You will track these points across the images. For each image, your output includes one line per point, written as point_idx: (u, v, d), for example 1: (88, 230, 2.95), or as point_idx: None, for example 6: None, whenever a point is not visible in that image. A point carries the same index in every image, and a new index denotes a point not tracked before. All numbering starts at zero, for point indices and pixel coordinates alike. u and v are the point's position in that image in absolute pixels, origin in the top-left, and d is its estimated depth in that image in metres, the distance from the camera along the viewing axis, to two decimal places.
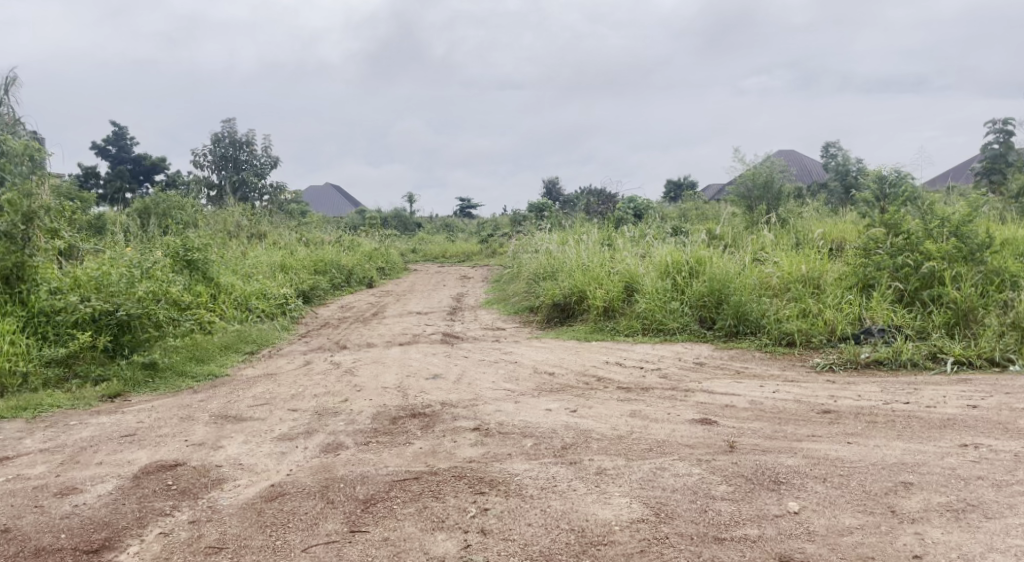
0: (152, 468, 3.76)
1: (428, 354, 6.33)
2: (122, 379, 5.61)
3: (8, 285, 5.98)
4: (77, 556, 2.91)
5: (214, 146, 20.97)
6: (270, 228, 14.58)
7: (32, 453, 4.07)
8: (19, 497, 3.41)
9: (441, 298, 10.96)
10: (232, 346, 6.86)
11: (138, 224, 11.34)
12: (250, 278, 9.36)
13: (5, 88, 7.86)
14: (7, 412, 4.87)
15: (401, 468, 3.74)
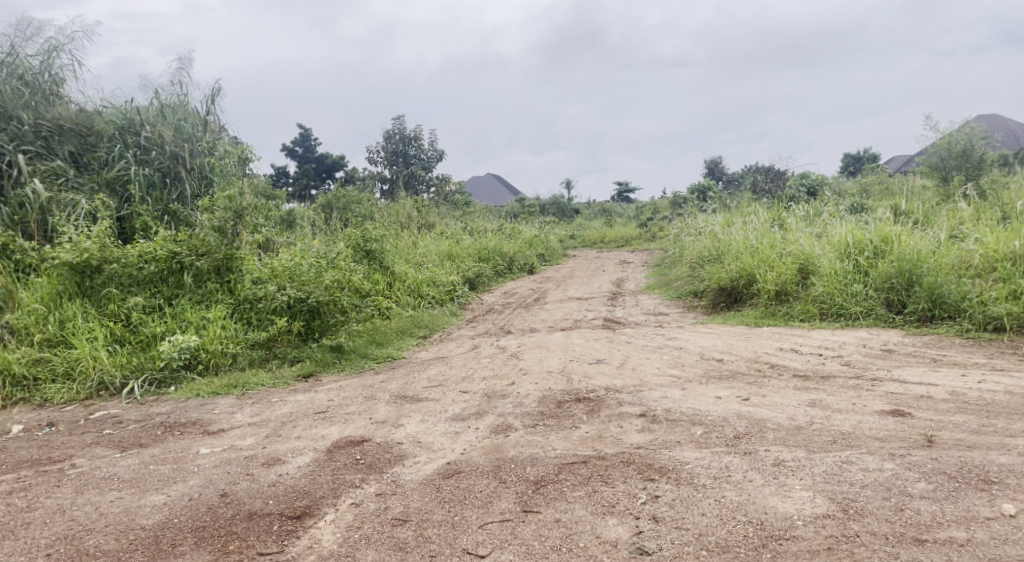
0: (342, 443, 4.07)
1: (591, 340, 6.35)
2: (314, 360, 6.13)
3: (219, 275, 6.67)
4: (284, 520, 3.19)
5: (385, 143, 22.22)
6: (438, 218, 15.24)
7: (242, 426, 4.54)
8: (234, 465, 3.81)
9: (601, 283, 10.95)
10: (407, 329, 7.29)
11: (321, 218, 12.29)
12: (421, 266, 9.85)
13: (212, 99, 8.76)
14: (221, 389, 5.47)
15: (570, 451, 3.78)
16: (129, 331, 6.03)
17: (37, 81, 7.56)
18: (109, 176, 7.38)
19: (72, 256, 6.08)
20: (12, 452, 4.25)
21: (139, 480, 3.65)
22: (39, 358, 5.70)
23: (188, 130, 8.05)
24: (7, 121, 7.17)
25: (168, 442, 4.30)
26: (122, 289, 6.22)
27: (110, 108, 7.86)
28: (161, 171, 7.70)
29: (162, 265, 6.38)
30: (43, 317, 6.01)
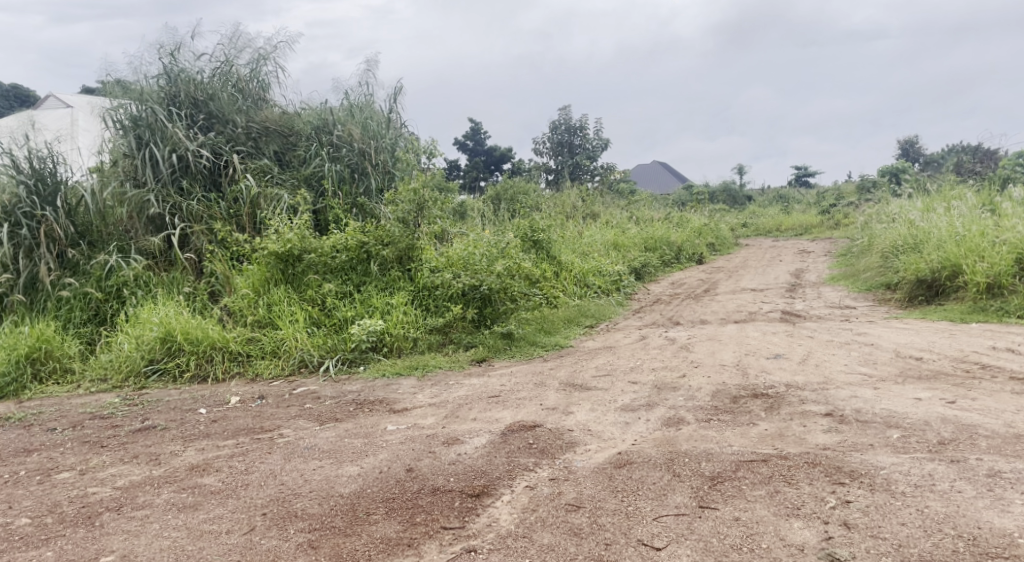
0: (516, 427, 4.18)
1: (769, 333, 6.05)
2: (487, 346, 6.35)
3: (401, 264, 7.07)
4: (464, 497, 3.34)
5: (552, 133, 22.45)
6: (603, 207, 15.17)
7: (423, 406, 4.79)
8: (417, 442, 4.04)
9: (778, 273, 10.40)
10: (574, 318, 7.34)
11: (490, 209, 12.65)
12: (588, 256, 9.87)
13: (395, 97, 9.29)
14: (403, 370, 5.82)
15: (748, 448, 3.64)
16: (324, 315, 6.57)
17: (248, 87, 8.38)
18: (307, 173, 8.05)
19: (277, 246, 6.73)
20: (231, 420, 4.77)
21: (335, 451, 3.96)
22: (251, 337, 6.35)
23: (374, 128, 8.59)
24: (224, 124, 8.02)
25: (359, 418, 4.63)
26: (318, 276, 6.79)
27: (307, 109, 8.56)
28: (350, 167, 8.28)
29: (353, 254, 6.89)
30: (254, 301, 6.68)
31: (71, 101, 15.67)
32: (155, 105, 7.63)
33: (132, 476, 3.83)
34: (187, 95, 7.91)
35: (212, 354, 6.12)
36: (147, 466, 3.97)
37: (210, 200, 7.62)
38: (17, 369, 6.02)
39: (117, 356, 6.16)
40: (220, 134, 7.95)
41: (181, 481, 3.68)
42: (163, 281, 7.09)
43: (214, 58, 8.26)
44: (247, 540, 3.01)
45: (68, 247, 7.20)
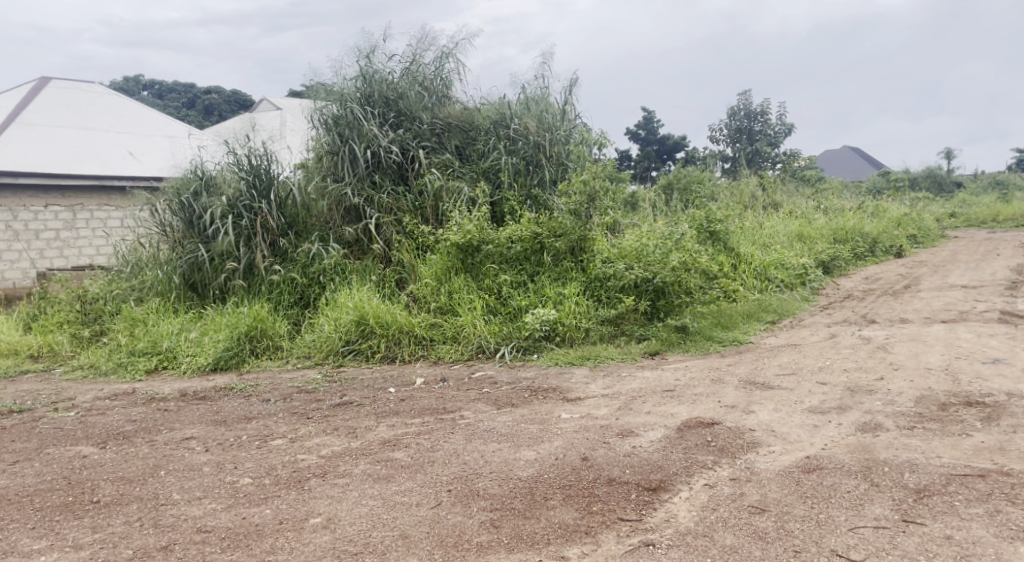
0: (693, 423, 4.08)
1: (983, 335, 5.43)
2: (660, 339, 6.23)
3: (574, 255, 7.11)
4: (641, 490, 3.30)
5: (730, 120, 21.51)
6: (786, 196, 14.32)
7: (597, 397, 4.80)
8: (591, 432, 4.05)
9: (995, 269, 9.30)
10: (754, 313, 7.00)
11: (663, 200, 12.39)
12: (769, 248, 9.37)
13: (570, 89, 9.32)
14: (577, 359, 5.86)
15: (960, 461, 3.30)
16: (500, 303, 6.76)
17: (432, 85, 8.76)
18: (485, 166, 8.32)
19: (458, 237, 7.02)
20: (416, 400, 5.05)
21: (513, 436, 4.07)
22: (434, 323, 6.68)
23: (549, 121, 8.69)
24: (411, 121, 8.48)
25: (534, 405, 4.72)
26: (496, 266, 7.01)
27: (487, 104, 8.83)
28: (526, 159, 8.45)
29: (527, 245, 7.04)
30: (436, 288, 7.02)
31: (279, 104, 17.27)
32: (352, 105, 8.22)
33: (333, 447, 4.18)
34: (380, 94, 8.44)
35: (399, 338, 6.52)
36: (346, 439, 4.30)
37: (398, 193, 8.11)
38: (238, 345, 6.76)
39: (318, 336, 6.73)
40: (408, 131, 8.42)
41: (374, 454, 3.95)
42: (356, 268, 7.64)
43: (403, 58, 8.75)
44: (435, 514, 3.16)
45: (278, 236, 7.96)
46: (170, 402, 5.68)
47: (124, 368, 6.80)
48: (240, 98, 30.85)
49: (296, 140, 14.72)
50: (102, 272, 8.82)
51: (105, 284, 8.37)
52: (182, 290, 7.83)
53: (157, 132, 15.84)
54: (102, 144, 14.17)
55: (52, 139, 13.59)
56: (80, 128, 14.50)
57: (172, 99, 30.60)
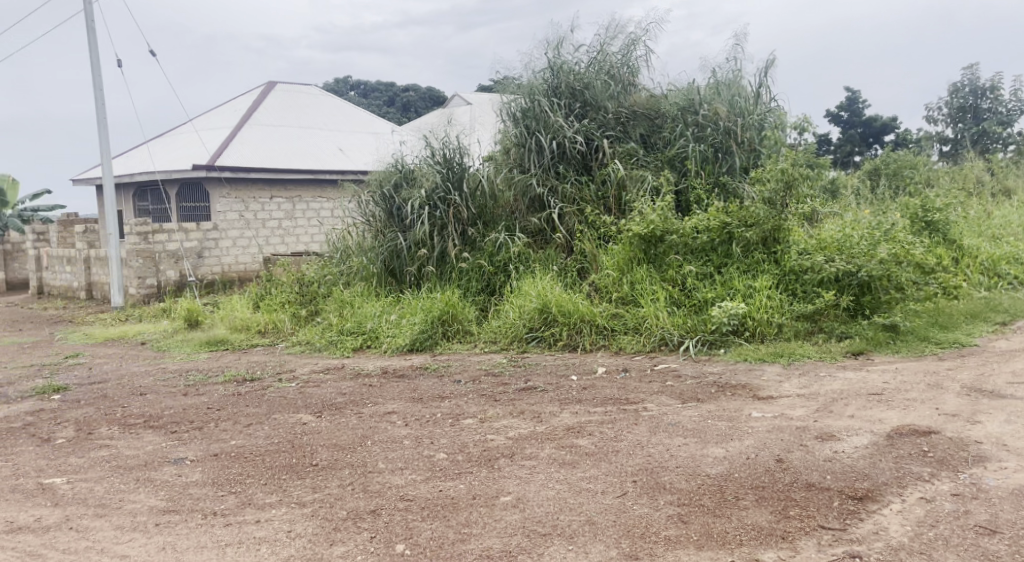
0: (905, 431, 3.74)
1: None
2: (864, 338, 5.76)
3: (766, 246, 6.76)
4: (845, 498, 3.08)
5: (951, 98, 19.29)
6: (1020, 181, 12.62)
7: (792, 396, 4.54)
8: (787, 433, 3.84)
9: None
10: (979, 314, 6.27)
11: (868, 187, 11.41)
12: (998, 240, 8.33)
13: (765, 70, 8.83)
14: (768, 356, 5.58)
15: None
16: (684, 295, 6.59)
17: (618, 73, 8.70)
18: (671, 154, 8.13)
19: (641, 227, 6.93)
20: (599, 389, 5.07)
21: (700, 431, 3.97)
22: (616, 313, 6.65)
23: (741, 105, 8.29)
24: (597, 111, 8.47)
25: (722, 401, 4.56)
26: (680, 257, 6.85)
27: (674, 90, 8.61)
28: (714, 146, 8.15)
29: (715, 235, 6.79)
30: (619, 279, 6.98)
31: (470, 99, 17.97)
32: (539, 97, 8.36)
33: (520, 429, 4.30)
34: (566, 85, 8.51)
35: (581, 327, 6.56)
36: (532, 423, 4.41)
37: (582, 183, 8.15)
38: (431, 328, 7.15)
39: (504, 323, 6.96)
40: (593, 121, 8.42)
41: (559, 440, 4.02)
42: (540, 257, 7.79)
43: (590, 48, 8.75)
44: (621, 504, 3.16)
45: (468, 226, 8.31)
46: (374, 378, 6.15)
47: (334, 345, 7.45)
48: (435, 94, 32.45)
49: (486, 133, 15.24)
50: (316, 258, 9.70)
51: (319, 268, 9.20)
52: (383, 276, 8.42)
53: (364, 129, 17.13)
54: (317, 141, 15.57)
55: (275, 137, 15.13)
56: (299, 127, 16.02)
57: (376, 97, 32.88)
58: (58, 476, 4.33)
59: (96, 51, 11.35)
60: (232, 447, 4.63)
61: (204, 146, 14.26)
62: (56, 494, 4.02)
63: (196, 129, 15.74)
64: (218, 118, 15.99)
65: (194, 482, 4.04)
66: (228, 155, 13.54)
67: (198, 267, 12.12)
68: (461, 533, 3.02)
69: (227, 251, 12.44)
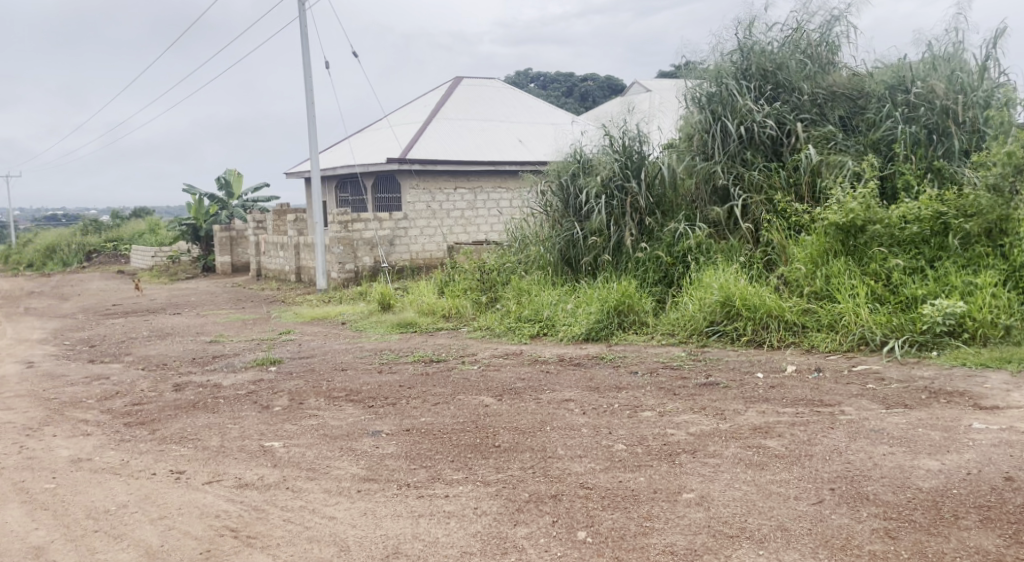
0: None
1: None
2: None
3: (991, 238, 6.04)
4: None
5: None
6: None
7: (1022, 408, 4.01)
8: (1017, 450, 3.40)
9: None
10: None
11: None
12: None
13: (993, 40, 7.86)
14: (992, 361, 4.98)
15: None
16: (889, 291, 6.04)
17: (815, 51, 8.16)
18: (875, 138, 7.49)
19: (839, 217, 6.45)
20: (790, 388, 4.79)
21: (909, 440, 3.62)
22: (808, 309, 6.24)
23: (963, 80, 7.44)
24: (791, 93, 7.98)
25: (935, 409, 4.14)
26: (885, 249, 6.29)
27: (882, 68, 7.91)
28: (928, 128, 7.39)
29: (927, 226, 6.22)
30: (811, 272, 6.53)
31: (653, 86, 17.62)
32: (727, 81, 8.01)
33: (703, 425, 4.17)
34: (757, 67, 8.09)
35: (767, 322, 6.23)
36: (715, 420, 4.26)
37: (771, 169, 7.71)
38: (608, 318, 7.12)
39: (683, 315, 6.77)
40: (785, 104, 7.95)
41: (746, 439, 3.85)
42: (723, 248, 7.48)
43: (785, 26, 8.25)
44: (817, 511, 2.96)
45: (647, 215, 8.16)
46: (552, 365, 6.25)
47: (512, 332, 7.65)
48: (614, 83, 32.25)
49: (669, 119, 14.89)
50: (496, 247, 9.98)
51: (498, 257, 9.47)
52: (560, 265, 8.50)
53: (545, 120, 17.38)
54: (500, 133, 16.03)
55: (461, 129, 15.75)
56: (484, 120, 16.57)
57: (557, 87, 33.24)
58: (275, 440, 4.81)
59: (307, 54, 12.43)
60: (422, 423, 4.90)
61: (398, 141, 15.16)
62: (273, 456, 4.47)
63: (391, 124, 16.77)
64: (409, 113, 16.93)
65: (389, 455, 4.33)
66: (419, 149, 14.30)
67: (391, 254, 12.97)
68: (643, 526, 2.98)
69: (415, 239, 13.17)
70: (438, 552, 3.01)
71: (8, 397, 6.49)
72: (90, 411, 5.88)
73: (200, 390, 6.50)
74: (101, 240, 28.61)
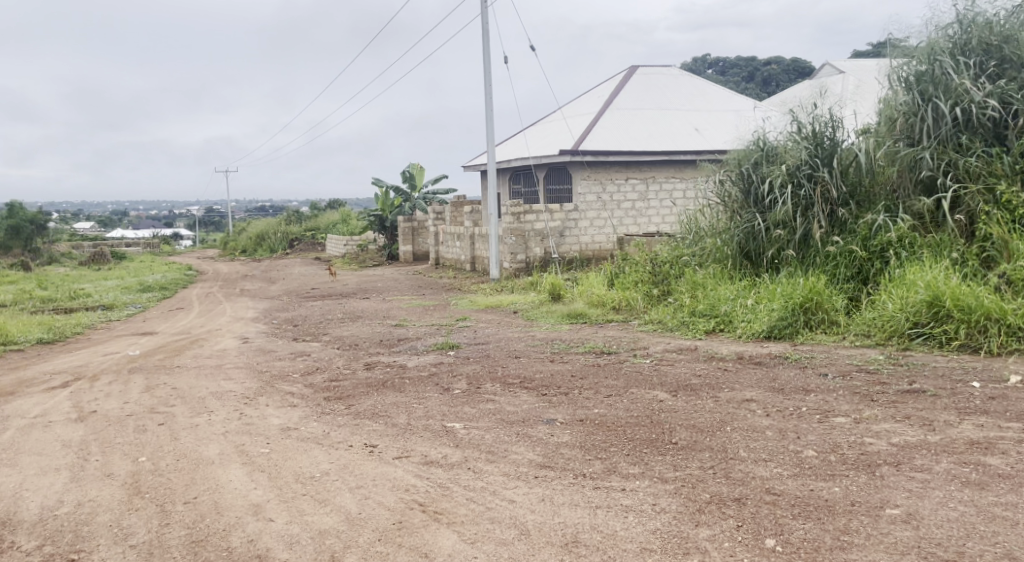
0: None
1: None
2: None
3: None
4: None
5: None
6: None
7: None
8: None
9: None
10: None
11: None
12: None
13: None
14: None
15: None
16: None
17: None
18: None
19: None
20: (1012, 401, 4.26)
21: None
22: None
23: None
24: (1019, 68, 7.08)
25: None
26: None
27: None
28: None
29: None
30: None
31: (847, 67, 16.38)
32: (942, 58, 7.24)
33: (906, 436, 3.82)
34: (978, 41, 7.26)
35: (985, 326, 5.58)
36: (921, 431, 3.89)
37: (992, 155, 6.88)
38: (793, 316, 6.71)
39: (882, 315, 6.25)
40: (1013, 81, 7.05)
41: (960, 454, 3.48)
42: (930, 243, 6.80)
43: None
44: None
45: (839, 206, 7.60)
46: (729, 362, 6.00)
47: (686, 327, 7.43)
48: (801, 65, 30.38)
49: (866, 102, 13.77)
50: (670, 239, 9.74)
51: (672, 249, 9.22)
52: (739, 258, 8.13)
53: (726, 107, 16.69)
54: (677, 122, 15.61)
55: (637, 119, 15.54)
56: (660, 109, 16.21)
57: (736, 72, 31.89)
58: (456, 421, 5.02)
59: (487, 49, 12.81)
60: (596, 414, 4.89)
61: (571, 132, 15.23)
62: (455, 436, 4.67)
63: (565, 116, 16.87)
64: (584, 104, 16.95)
65: (564, 443, 4.37)
66: (592, 140, 14.26)
67: (561, 245, 13.13)
68: (841, 540, 2.79)
69: (585, 231, 13.23)
70: (618, 545, 2.99)
71: (228, 368, 7.29)
72: (295, 384, 6.47)
73: (387, 370, 6.93)
74: (301, 230, 31.32)
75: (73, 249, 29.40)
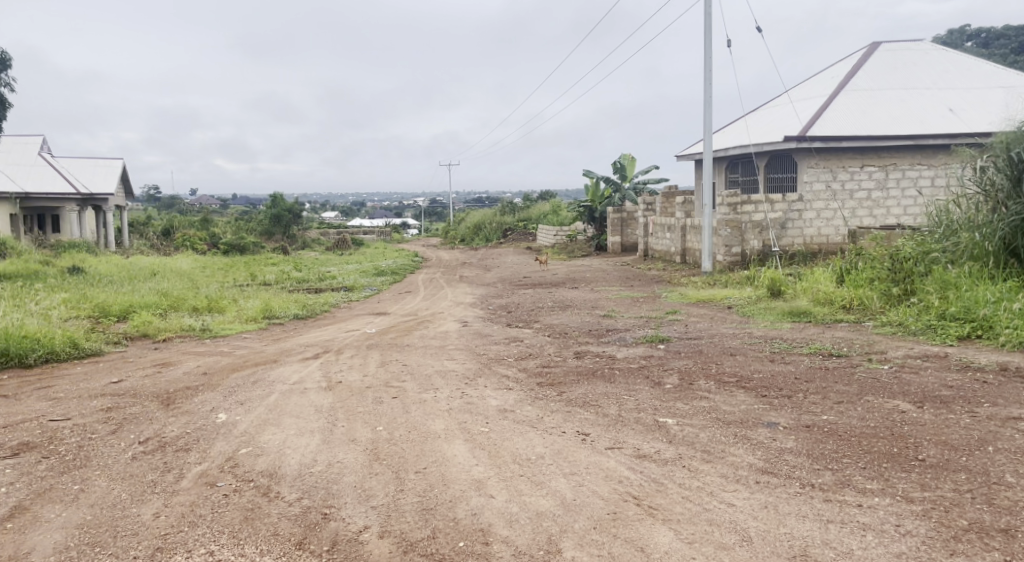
0: None
1: None
2: None
3: None
4: None
5: None
6: None
7: None
8: None
9: None
10: None
11: None
12: None
13: None
14: None
15: None
16: None
17: None
18: None
19: None
20: None
21: None
22: None
23: None
24: None
25: None
26: None
27: None
28: None
29: None
30: None
31: None
32: None
33: None
34: None
35: None
36: None
37: None
38: None
39: None
40: None
41: None
42: None
43: None
44: None
45: None
46: (987, 374, 5.28)
47: (933, 331, 6.65)
48: None
49: None
50: (914, 232, 8.82)
51: (916, 243, 8.32)
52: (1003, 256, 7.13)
53: (988, 84, 14.67)
54: (925, 103, 14.01)
55: (876, 101, 14.17)
56: (905, 89, 14.64)
57: (1001, 45, 28.00)
58: (669, 417, 4.91)
59: (709, 32, 12.37)
60: (825, 421, 4.54)
61: (799, 116, 14.24)
62: (669, 432, 4.57)
63: (792, 100, 15.80)
64: (814, 87, 15.80)
65: (789, 450, 4.10)
66: (821, 125, 13.17)
67: (781, 237, 12.38)
68: None
69: (810, 223, 12.39)
70: None
71: (451, 349, 7.74)
72: (511, 368, 6.73)
73: (597, 359, 6.98)
74: (515, 219, 32.34)
75: (319, 235, 32.84)
